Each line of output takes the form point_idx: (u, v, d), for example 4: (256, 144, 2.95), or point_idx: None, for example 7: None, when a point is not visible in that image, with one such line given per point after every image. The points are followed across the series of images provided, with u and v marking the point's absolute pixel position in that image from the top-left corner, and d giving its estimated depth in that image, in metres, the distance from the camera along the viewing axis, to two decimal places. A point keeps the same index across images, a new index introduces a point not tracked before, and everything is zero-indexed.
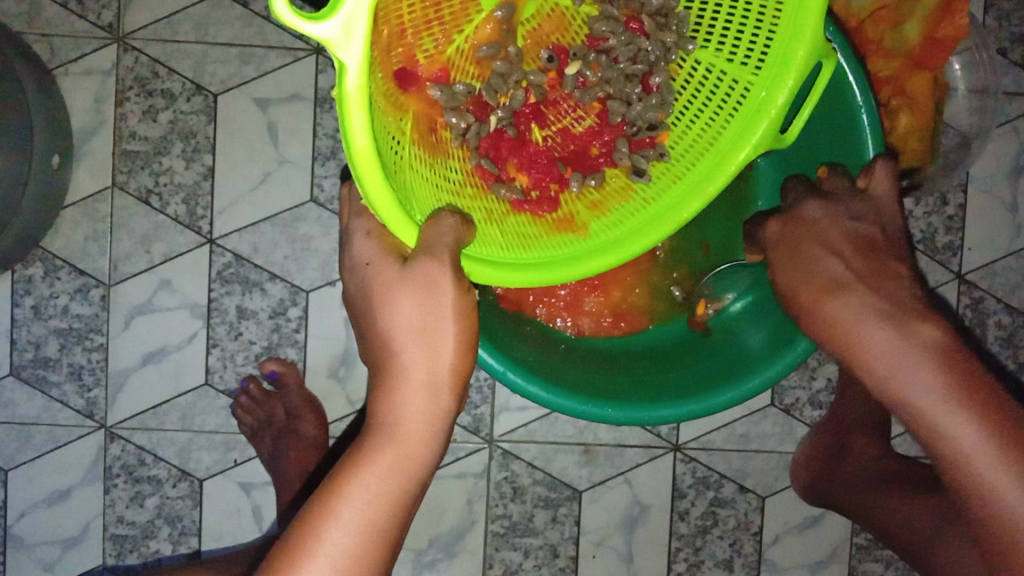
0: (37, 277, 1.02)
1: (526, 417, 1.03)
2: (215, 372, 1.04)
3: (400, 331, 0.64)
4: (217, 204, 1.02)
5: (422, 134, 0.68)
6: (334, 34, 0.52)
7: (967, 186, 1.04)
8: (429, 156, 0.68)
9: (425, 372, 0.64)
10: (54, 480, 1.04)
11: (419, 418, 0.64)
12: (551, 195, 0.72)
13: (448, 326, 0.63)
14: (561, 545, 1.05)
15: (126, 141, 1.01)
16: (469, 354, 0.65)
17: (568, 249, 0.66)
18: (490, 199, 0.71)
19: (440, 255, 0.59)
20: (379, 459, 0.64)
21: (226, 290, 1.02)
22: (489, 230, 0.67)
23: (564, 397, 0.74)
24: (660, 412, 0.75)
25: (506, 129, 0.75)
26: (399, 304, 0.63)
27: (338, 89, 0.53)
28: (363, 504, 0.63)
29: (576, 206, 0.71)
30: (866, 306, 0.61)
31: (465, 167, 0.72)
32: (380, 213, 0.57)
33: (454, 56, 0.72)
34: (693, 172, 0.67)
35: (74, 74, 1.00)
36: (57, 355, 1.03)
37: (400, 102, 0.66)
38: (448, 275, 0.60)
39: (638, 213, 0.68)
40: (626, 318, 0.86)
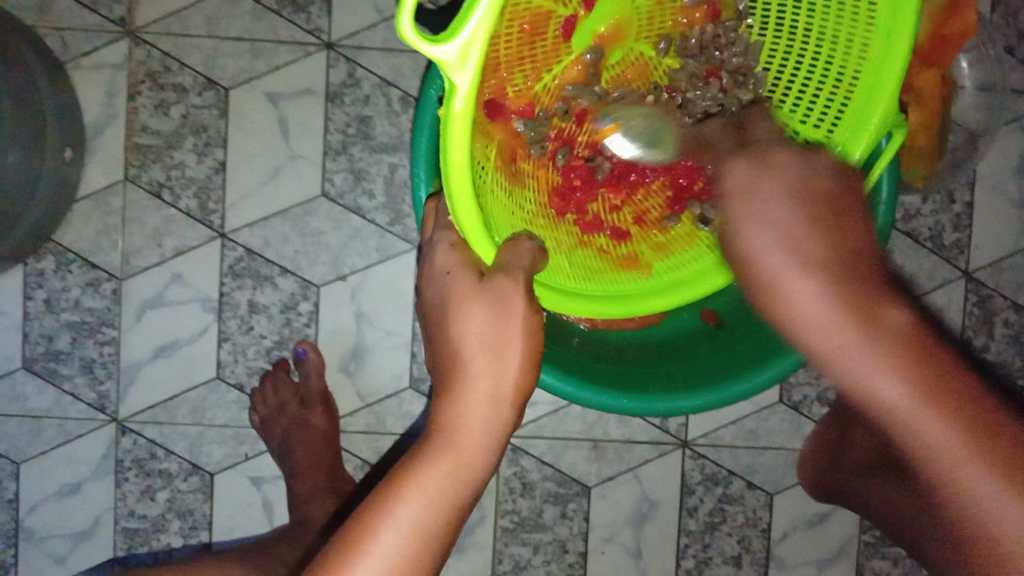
0: (49, 271, 1.02)
1: (536, 412, 1.04)
2: (226, 366, 1.04)
3: (469, 341, 0.65)
4: (228, 198, 1.02)
5: (504, 163, 0.73)
6: (452, 56, 0.55)
7: (974, 184, 1.04)
8: (509, 185, 0.72)
9: (488, 384, 0.64)
10: (65, 474, 1.04)
11: (479, 427, 0.64)
12: (620, 232, 0.79)
13: (516, 339, 0.65)
14: (570, 541, 1.05)
15: (138, 135, 1.02)
16: (533, 371, 0.66)
17: (634, 286, 0.75)
18: (560, 230, 0.77)
19: (515, 275, 0.64)
20: (436, 465, 0.63)
21: (237, 284, 1.03)
22: (559, 259, 0.73)
23: (577, 387, 0.74)
24: (673, 405, 0.76)
25: (594, 170, 0.79)
26: (470, 318, 0.65)
27: (448, 108, 0.57)
28: (416, 507, 0.62)
29: (641, 245, 0.78)
30: (827, 287, 0.56)
31: (542, 199, 0.77)
32: (467, 232, 0.63)
33: (542, 93, 0.76)
34: None
35: (85, 67, 1.01)
36: (68, 348, 1.03)
37: (488, 131, 0.69)
38: (521, 295, 0.64)
39: (696, 259, 0.75)
40: (642, 309, 0.82)
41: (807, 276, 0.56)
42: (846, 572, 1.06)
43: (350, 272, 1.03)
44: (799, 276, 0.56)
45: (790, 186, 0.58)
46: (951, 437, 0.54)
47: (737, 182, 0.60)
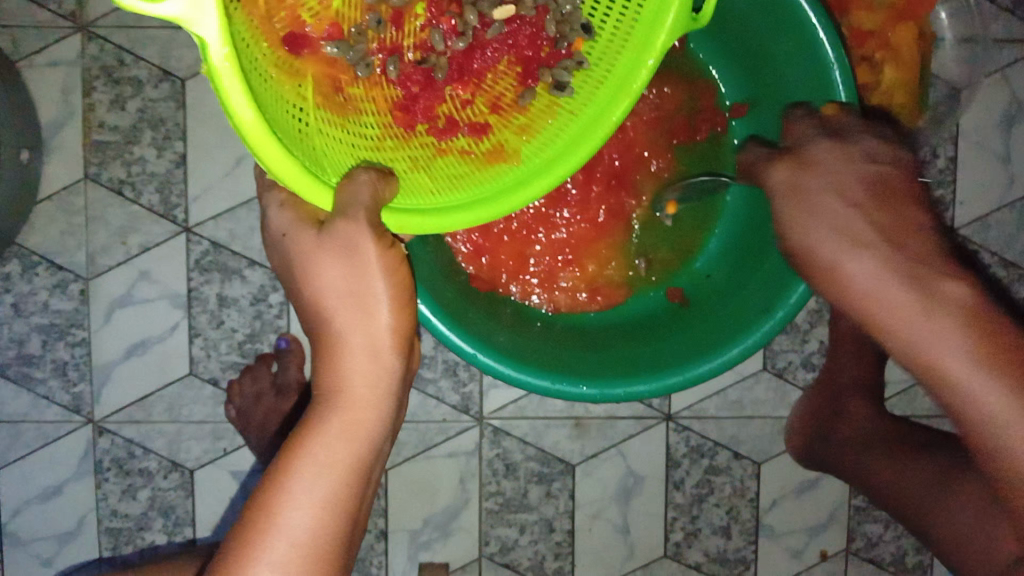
0: (15, 274, 1.01)
1: (516, 393, 1.02)
2: (199, 362, 1.03)
3: (330, 295, 0.63)
4: (192, 191, 1.00)
5: (327, 95, 0.63)
6: (184, 11, 0.47)
7: (956, 138, 1.01)
8: (339, 118, 0.62)
9: (360, 337, 0.63)
10: (46, 477, 1.04)
11: (363, 382, 0.64)
12: (479, 125, 0.66)
13: (378, 284, 0.62)
14: (556, 520, 1.04)
15: (96, 132, 1.00)
16: (408, 313, 0.64)
17: (500, 179, 0.62)
18: (414, 147, 0.65)
19: (355, 215, 0.57)
20: (327, 430, 0.63)
21: (206, 278, 1.01)
22: (414, 176, 0.63)
23: (535, 376, 0.72)
24: (633, 389, 0.73)
25: (434, 72, 0.69)
26: (323, 271, 0.62)
27: (207, 62, 0.49)
28: (317, 477, 0.62)
29: (505, 133, 0.66)
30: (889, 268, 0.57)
31: (385, 121, 0.66)
32: (287, 180, 0.54)
33: (343, 9, 0.67)
34: (615, 71, 0.63)
35: (39, 65, 0.99)
36: (40, 351, 1.02)
37: (293, 65, 0.61)
38: (365, 232, 0.58)
39: (569, 125, 0.63)
40: (603, 292, 0.84)
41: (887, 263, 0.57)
42: (837, 538, 1.05)
43: None
44: (850, 249, 0.58)
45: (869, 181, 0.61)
46: (1000, 399, 0.55)
47: (749, 157, 0.68)
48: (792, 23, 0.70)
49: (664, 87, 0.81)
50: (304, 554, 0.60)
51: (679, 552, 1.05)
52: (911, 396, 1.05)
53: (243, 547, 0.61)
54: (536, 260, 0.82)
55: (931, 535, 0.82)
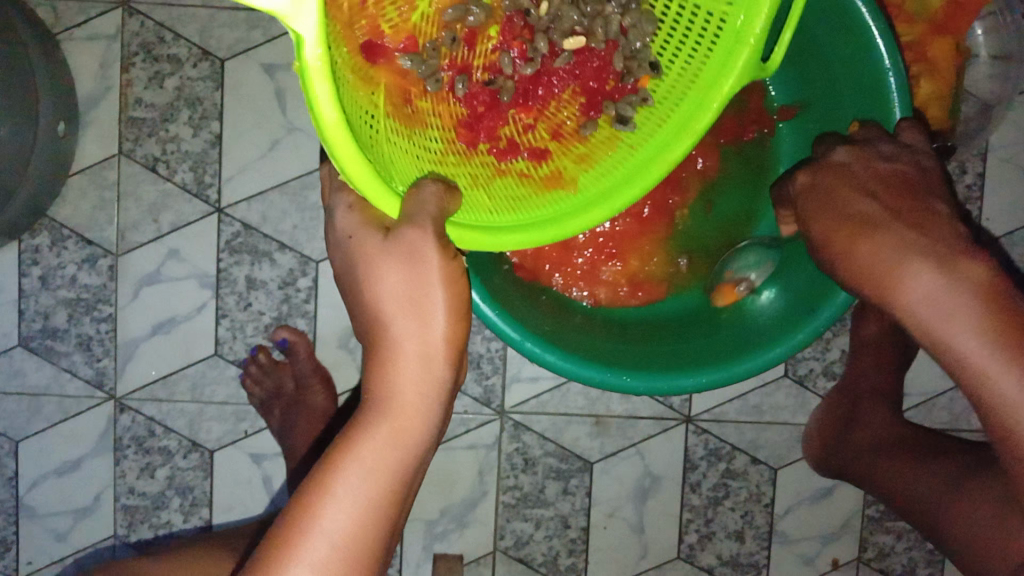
0: (45, 246, 1.01)
1: (538, 388, 1.03)
2: (224, 343, 1.03)
3: (387, 301, 0.62)
4: (225, 172, 1.00)
5: (396, 106, 0.64)
6: (284, 5, 0.47)
7: (986, 154, 1.02)
8: (406, 128, 0.64)
9: (414, 344, 0.62)
10: (64, 451, 1.04)
11: (414, 390, 0.63)
12: (539, 150, 0.69)
13: (436, 292, 0.61)
14: (572, 516, 1.05)
15: (132, 108, 1.00)
16: (462, 322, 0.63)
17: (556, 206, 0.64)
18: (475, 164, 0.67)
19: (422, 223, 0.58)
20: (375, 433, 0.63)
21: (235, 259, 1.01)
22: (474, 194, 0.64)
23: (581, 364, 0.73)
24: (677, 383, 0.73)
25: (499, 94, 0.71)
26: (383, 276, 0.61)
27: (299, 60, 0.49)
28: (360, 479, 0.62)
29: (563, 160, 0.68)
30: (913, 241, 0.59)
31: (448, 137, 0.68)
32: (359, 185, 0.55)
33: (420, 23, 0.69)
34: (679, 110, 0.64)
35: (78, 39, 0.99)
36: (65, 324, 1.02)
37: (369, 75, 0.63)
38: (431, 243, 0.58)
39: (626, 160, 0.65)
40: (644, 288, 0.84)
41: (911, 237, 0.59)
42: (849, 546, 1.06)
43: None
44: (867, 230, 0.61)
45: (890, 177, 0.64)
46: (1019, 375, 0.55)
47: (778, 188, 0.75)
48: (855, 36, 0.71)
49: None
50: (341, 555, 0.61)
51: (692, 554, 1.06)
52: (928, 408, 1.06)
53: (283, 542, 0.61)
54: (580, 252, 0.82)
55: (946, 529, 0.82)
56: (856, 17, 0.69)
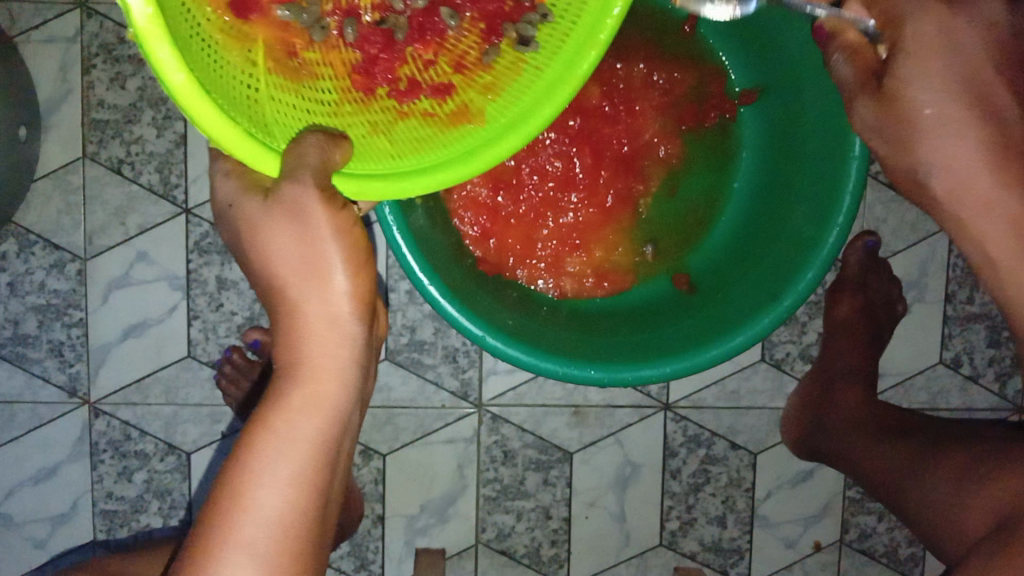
0: (11, 253, 1.00)
1: (515, 380, 1.02)
2: (196, 344, 1.02)
3: (281, 263, 0.58)
4: (191, 171, 0.99)
5: (277, 57, 0.55)
6: None
7: None
8: (291, 80, 0.55)
9: (316, 307, 0.58)
10: (40, 458, 1.03)
11: (321, 352, 0.60)
12: (441, 86, 0.59)
13: (330, 246, 0.57)
14: (553, 507, 1.05)
15: (95, 110, 0.98)
16: (366, 276, 0.59)
17: (468, 140, 0.56)
18: (372, 109, 0.58)
19: (303, 178, 0.52)
20: (289, 405, 0.60)
21: (205, 260, 1.00)
22: (372, 141, 0.57)
23: (543, 357, 0.72)
24: (641, 373, 0.72)
25: (396, 34, 0.60)
26: (274, 238, 0.57)
27: (131, 23, 0.44)
28: (281, 453, 0.59)
29: (468, 92, 0.58)
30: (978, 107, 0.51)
31: (342, 90, 0.58)
32: (230, 149, 0.50)
33: None
34: (579, 23, 0.56)
35: (37, 41, 0.97)
36: (36, 331, 1.01)
37: (237, 26, 0.54)
38: (314, 195, 0.53)
39: (535, 79, 0.57)
40: (610, 278, 0.84)
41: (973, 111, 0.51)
42: (831, 528, 1.06)
43: None
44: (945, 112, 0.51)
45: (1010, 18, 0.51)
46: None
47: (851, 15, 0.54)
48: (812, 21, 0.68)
49: (670, 77, 0.81)
50: (277, 532, 0.58)
51: (675, 541, 1.06)
52: (906, 388, 1.06)
53: (207, 536, 0.58)
54: (543, 244, 0.82)
55: (908, 509, 0.84)
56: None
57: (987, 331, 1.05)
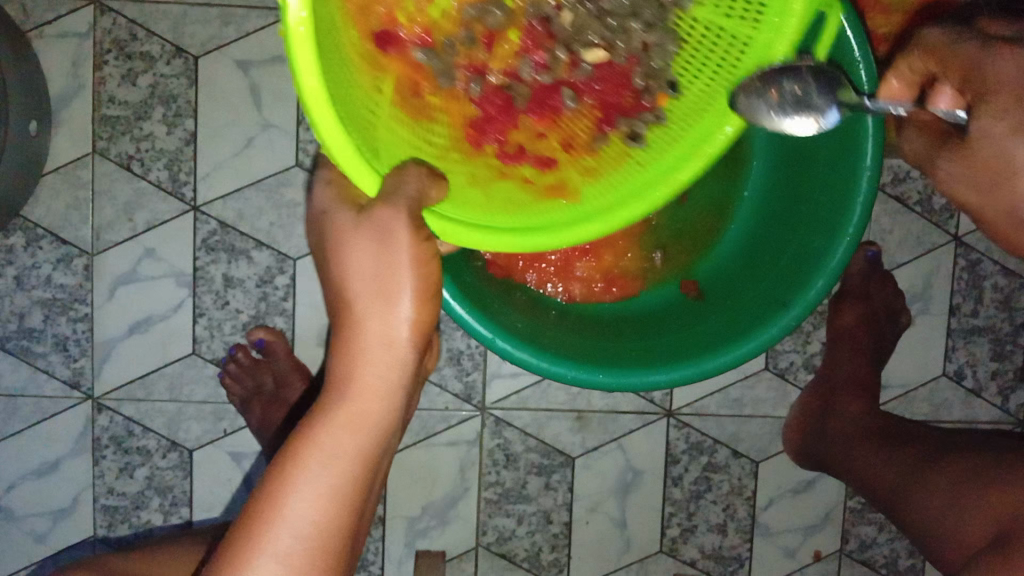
0: (18, 247, 1.00)
1: (519, 383, 1.03)
2: (202, 342, 1.02)
3: (354, 277, 0.60)
4: (201, 169, 0.99)
5: (402, 96, 0.62)
6: None
7: None
8: (409, 120, 0.61)
9: (378, 327, 0.60)
10: (43, 452, 1.03)
11: (376, 370, 0.61)
12: (546, 155, 0.64)
13: (402, 271, 0.58)
14: (554, 512, 1.05)
15: (105, 106, 0.99)
16: (430, 307, 0.61)
17: (560, 214, 0.59)
18: (477, 164, 0.62)
19: (395, 204, 0.54)
20: (339, 418, 0.61)
21: (212, 258, 1.00)
22: (468, 193, 0.60)
23: (554, 361, 0.72)
24: (650, 378, 0.73)
25: (513, 100, 0.66)
26: (353, 253, 0.59)
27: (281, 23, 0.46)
28: (320, 464, 0.60)
29: (569, 169, 0.63)
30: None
31: (451, 136, 0.63)
32: (341, 161, 0.52)
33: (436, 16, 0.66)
34: (684, 135, 0.61)
35: (49, 36, 0.98)
36: (41, 325, 1.01)
37: (376, 60, 0.60)
38: (402, 223, 0.55)
39: (631, 177, 0.61)
40: (619, 283, 0.85)
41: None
42: (831, 538, 1.06)
43: None
44: None
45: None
46: None
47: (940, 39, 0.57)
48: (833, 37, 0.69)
49: None
50: (306, 545, 0.59)
51: (675, 548, 1.06)
52: (909, 400, 1.07)
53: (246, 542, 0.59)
54: (553, 248, 0.82)
55: (908, 512, 0.84)
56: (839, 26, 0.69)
57: (990, 344, 1.06)
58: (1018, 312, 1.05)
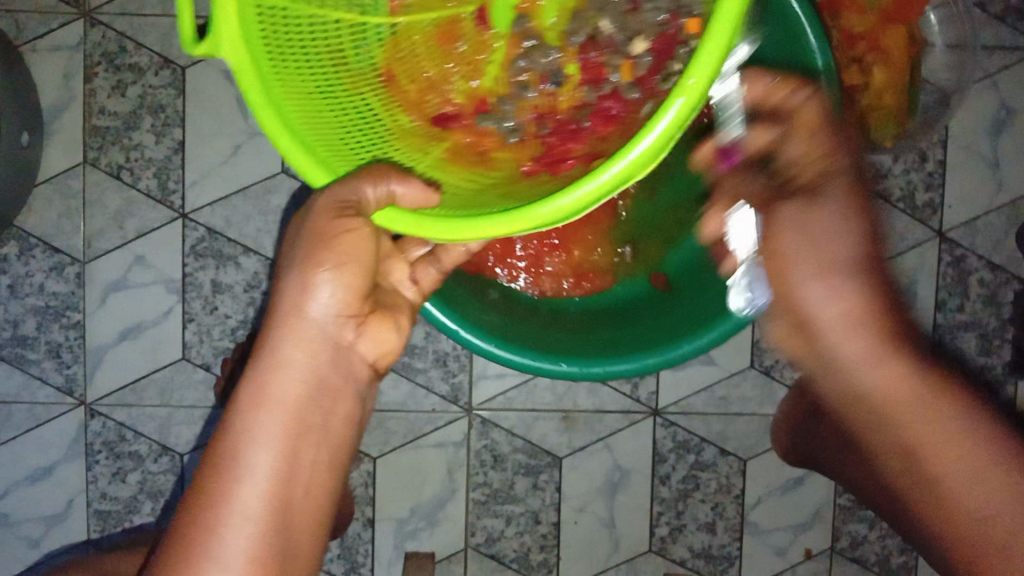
0: (12, 256, 1.02)
1: (504, 385, 1.03)
2: (192, 347, 1.03)
3: (288, 268, 0.64)
4: (189, 177, 1.01)
5: (463, 156, 0.67)
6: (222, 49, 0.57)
7: (946, 142, 1.03)
8: (463, 170, 0.66)
9: (294, 308, 0.63)
10: (37, 458, 1.05)
11: (294, 349, 0.62)
12: (599, 155, 0.60)
13: (325, 251, 0.62)
14: (543, 512, 1.05)
15: (96, 117, 1.01)
16: (352, 286, 0.64)
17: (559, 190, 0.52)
18: (525, 182, 0.61)
19: (348, 193, 0.59)
20: (265, 403, 0.61)
21: (201, 264, 1.02)
22: (492, 200, 0.57)
23: (522, 352, 0.76)
24: (609, 368, 0.76)
25: (581, 124, 0.68)
26: (290, 246, 0.64)
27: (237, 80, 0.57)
28: (254, 448, 0.60)
29: (611, 153, 0.57)
30: (942, 413, 0.62)
31: (510, 171, 0.65)
32: (301, 168, 0.57)
33: (492, 86, 0.73)
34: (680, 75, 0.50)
35: (41, 50, 1.00)
36: (35, 333, 1.03)
37: (435, 134, 0.68)
38: (327, 200, 0.60)
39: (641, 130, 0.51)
40: (590, 278, 0.85)
41: (879, 314, 0.60)
42: (821, 536, 1.06)
43: None
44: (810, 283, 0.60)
45: (826, 168, 0.62)
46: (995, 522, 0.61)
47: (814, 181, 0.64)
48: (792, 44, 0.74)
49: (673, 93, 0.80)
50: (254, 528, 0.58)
51: (664, 547, 1.06)
52: None
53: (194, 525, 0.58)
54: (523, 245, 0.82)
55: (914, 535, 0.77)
56: (800, 30, 0.73)
57: (977, 340, 1.06)
58: (1005, 308, 1.05)
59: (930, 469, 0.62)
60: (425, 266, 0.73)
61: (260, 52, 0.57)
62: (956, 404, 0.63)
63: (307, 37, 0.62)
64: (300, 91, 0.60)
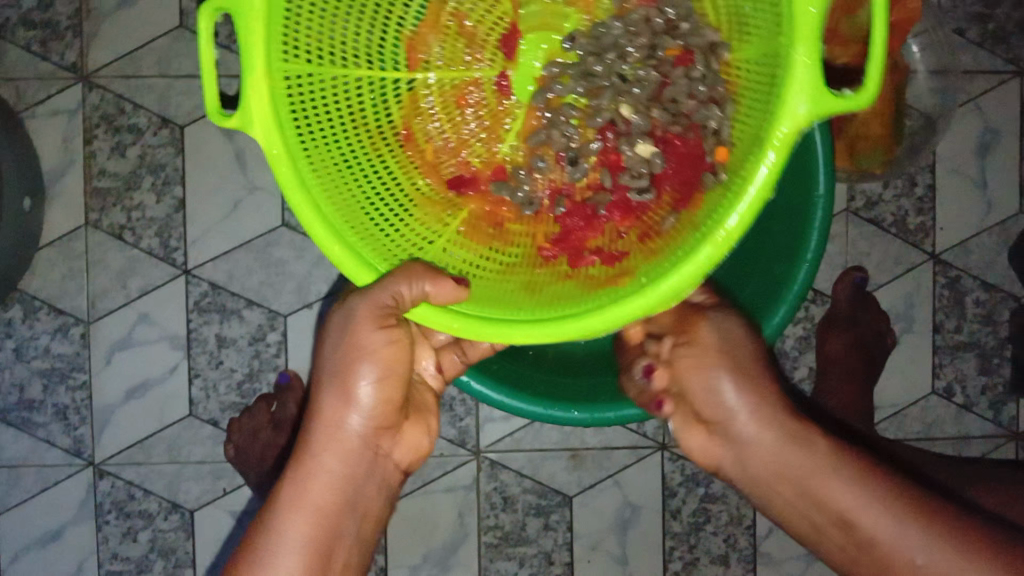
0: (17, 319, 1.03)
1: (512, 426, 1.04)
2: (198, 403, 1.04)
3: (323, 376, 0.65)
4: (190, 234, 1.02)
5: (481, 228, 0.71)
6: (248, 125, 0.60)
7: (934, 166, 1.05)
8: (480, 246, 0.70)
9: (334, 417, 0.65)
10: (45, 521, 1.04)
11: (335, 459, 0.66)
12: (617, 255, 0.66)
13: (361, 365, 0.64)
14: (555, 552, 1.05)
15: (96, 178, 1.02)
16: (389, 396, 0.66)
17: (599, 298, 0.59)
18: (540, 271, 0.67)
19: (381, 299, 0.60)
20: (298, 509, 0.66)
21: (205, 319, 1.03)
22: (518, 295, 0.63)
23: (530, 402, 0.76)
24: (621, 413, 0.75)
25: (597, 209, 0.72)
26: (322, 346, 0.65)
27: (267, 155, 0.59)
28: (282, 555, 0.65)
29: (635, 259, 0.63)
30: (870, 480, 0.64)
31: (530, 252, 0.69)
32: (338, 262, 0.60)
33: (507, 154, 0.78)
34: (710, 219, 0.57)
35: (41, 115, 1.02)
36: (41, 396, 1.03)
37: (453, 200, 0.72)
38: (363, 309, 0.61)
39: (676, 257, 0.58)
40: None
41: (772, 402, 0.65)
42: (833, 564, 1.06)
43: (316, 300, 1.03)
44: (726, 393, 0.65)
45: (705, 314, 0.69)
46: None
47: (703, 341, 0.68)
48: None
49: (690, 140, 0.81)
50: None
51: None
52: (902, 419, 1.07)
53: None
54: None
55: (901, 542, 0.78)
56: None
57: (976, 359, 1.07)
58: (1002, 326, 1.07)
59: (863, 534, 0.63)
60: (447, 353, 0.76)
61: (290, 129, 0.60)
62: (890, 482, 0.64)
63: (334, 107, 0.65)
64: (328, 165, 0.63)
